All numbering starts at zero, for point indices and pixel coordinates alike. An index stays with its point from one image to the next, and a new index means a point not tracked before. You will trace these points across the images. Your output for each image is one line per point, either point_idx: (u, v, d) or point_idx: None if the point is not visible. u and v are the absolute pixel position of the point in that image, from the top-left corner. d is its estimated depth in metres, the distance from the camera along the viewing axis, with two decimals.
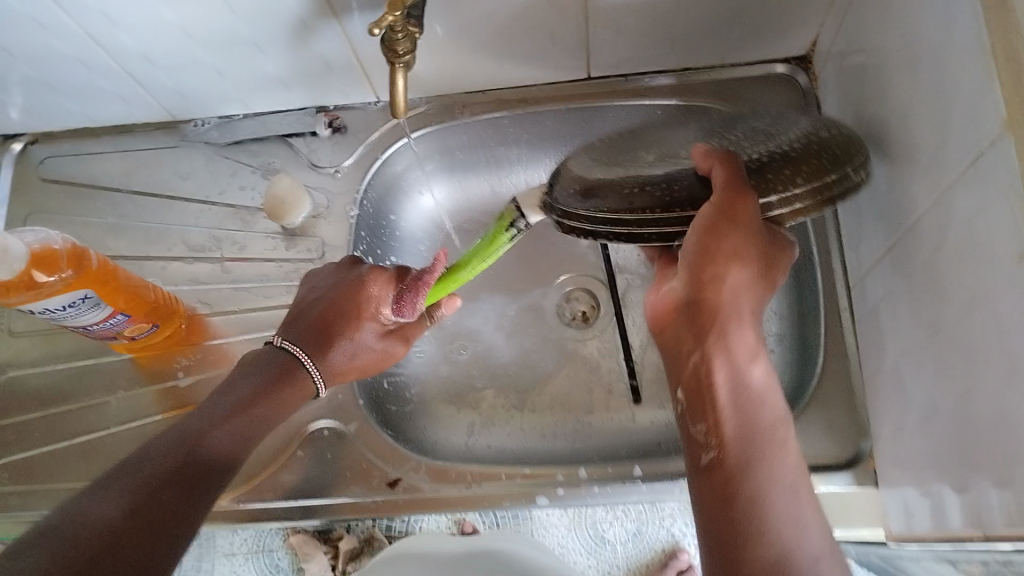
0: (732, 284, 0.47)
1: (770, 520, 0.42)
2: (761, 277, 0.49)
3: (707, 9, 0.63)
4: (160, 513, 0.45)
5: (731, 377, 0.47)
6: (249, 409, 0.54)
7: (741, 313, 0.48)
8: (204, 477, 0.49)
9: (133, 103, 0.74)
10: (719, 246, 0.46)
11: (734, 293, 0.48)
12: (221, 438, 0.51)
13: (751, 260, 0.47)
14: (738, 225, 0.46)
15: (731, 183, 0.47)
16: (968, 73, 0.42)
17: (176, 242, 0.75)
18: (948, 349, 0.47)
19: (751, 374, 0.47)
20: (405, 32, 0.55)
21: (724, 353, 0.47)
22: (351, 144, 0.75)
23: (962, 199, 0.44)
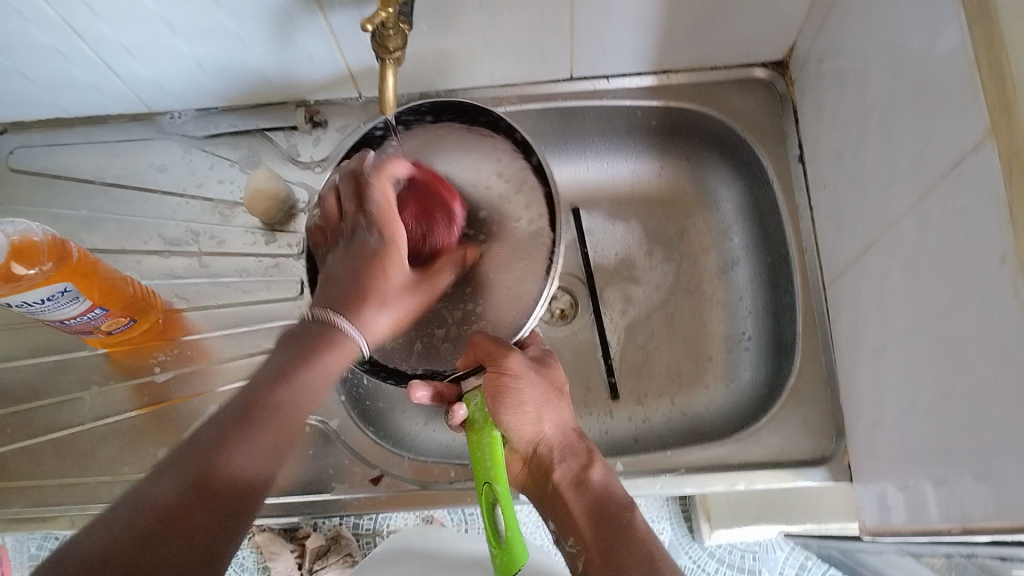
0: (542, 418, 0.55)
1: (651, 546, 0.51)
2: (551, 387, 0.57)
3: (690, 13, 0.65)
4: (202, 516, 0.41)
5: (573, 481, 0.55)
6: (295, 395, 0.47)
7: (563, 433, 0.57)
8: (252, 485, 0.44)
9: (109, 94, 0.72)
10: (510, 399, 0.53)
11: (552, 425, 0.56)
12: (264, 441, 0.45)
13: (557, 412, 0.57)
14: (525, 380, 0.54)
15: (496, 357, 0.53)
16: (949, 82, 0.44)
17: (152, 236, 0.74)
18: (925, 347, 0.48)
19: (594, 473, 0.55)
20: (397, 29, 0.55)
21: (563, 463, 0.56)
22: (332, 140, 0.75)
23: (943, 202, 0.45)
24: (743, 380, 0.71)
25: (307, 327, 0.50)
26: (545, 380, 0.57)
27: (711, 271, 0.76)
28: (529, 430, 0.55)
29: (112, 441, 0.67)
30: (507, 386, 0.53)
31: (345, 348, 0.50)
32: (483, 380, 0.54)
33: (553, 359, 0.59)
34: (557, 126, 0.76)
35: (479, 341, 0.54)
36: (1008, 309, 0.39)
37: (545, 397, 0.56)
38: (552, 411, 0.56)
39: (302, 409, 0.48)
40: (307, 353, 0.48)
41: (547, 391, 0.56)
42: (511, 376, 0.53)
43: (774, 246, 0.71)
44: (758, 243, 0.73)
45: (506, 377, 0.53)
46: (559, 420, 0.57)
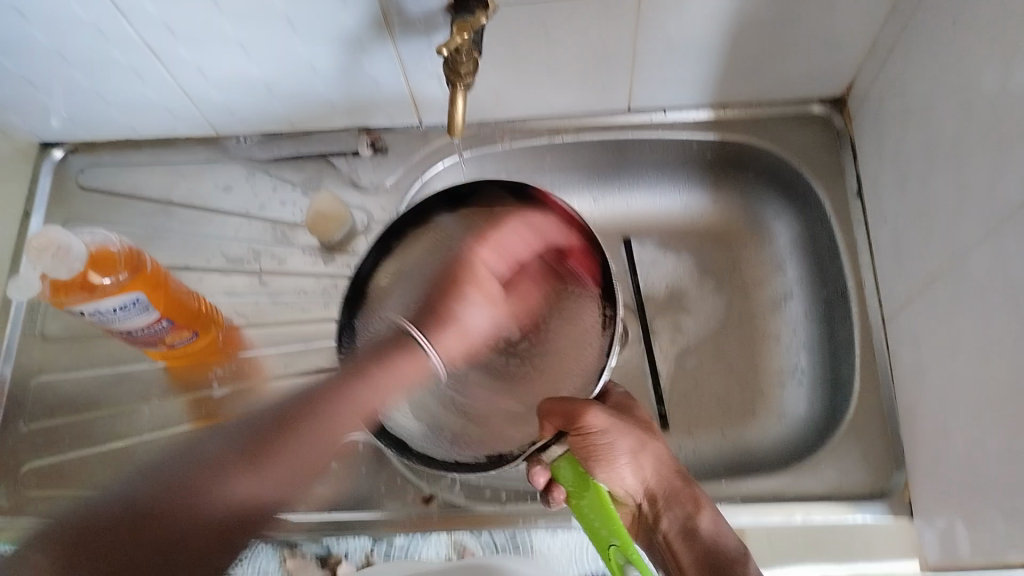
0: (640, 461, 0.55)
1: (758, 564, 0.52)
2: (644, 436, 0.56)
3: (750, 47, 0.66)
4: (170, 529, 0.48)
5: (682, 526, 0.54)
6: (298, 440, 0.53)
7: (662, 474, 0.56)
8: (233, 512, 0.50)
9: (180, 115, 0.75)
10: (604, 454, 0.53)
11: (649, 465, 0.56)
12: (278, 467, 0.52)
13: (654, 454, 0.56)
14: (614, 431, 0.53)
15: (568, 407, 0.53)
16: (1020, 112, 0.45)
17: (214, 254, 0.75)
18: (996, 379, 0.48)
19: (701, 519, 0.54)
20: (469, 55, 0.57)
21: (670, 512, 0.55)
22: (391, 165, 0.76)
23: (1016, 231, 0.45)
24: (795, 413, 0.70)
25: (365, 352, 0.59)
26: (630, 425, 0.56)
27: (763, 303, 0.76)
28: (633, 479, 0.55)
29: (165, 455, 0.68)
30: (598, 444, 0.53)
31: (420, 359, 0.61)
32: (568, 439, 0.54)
33: (636, 405, 0.61)
34: (612, 157, 0.78)
35: (555, 408, 0.53)
36: None
37: (639, 437, 0.55)
38: (648, 454, 0.56)
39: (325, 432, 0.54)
40: (368, 369, 0.57)
41: (642, 434, 0.56)
42: (598, 431, 0.53)
43: (830, 280, 0.71)
44: (814, 278, 0.73)
45: (591, 436, 0.53)
46: (654, 458, 0.56)
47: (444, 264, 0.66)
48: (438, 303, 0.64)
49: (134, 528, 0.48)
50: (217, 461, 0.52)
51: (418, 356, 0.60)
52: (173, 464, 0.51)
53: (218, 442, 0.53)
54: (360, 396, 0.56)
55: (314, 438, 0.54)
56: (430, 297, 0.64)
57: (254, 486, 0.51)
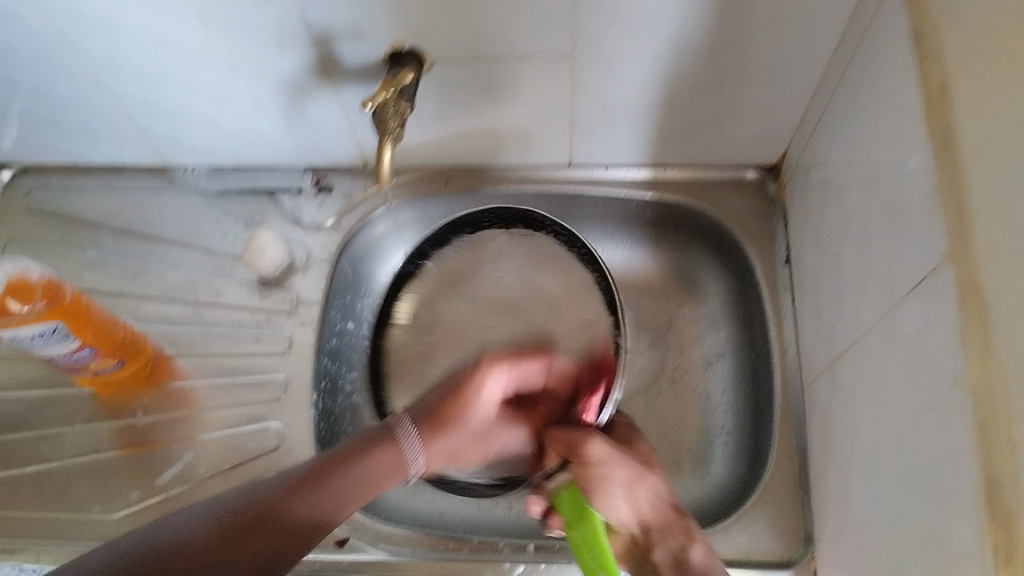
0: (638, 493, 0.56)
1: None
2: (641, 470, 0.57)
3: (686, 113, 0.67)
4: (206, 559, 0.44)
5: (672, 556, 0.53)
6: (336, 469, 0.52)
7: (663, 509, 0.55)
8: (298, 528, 0.49)
9: (128, 144, 0.75)
10: (605, 487, 0.55)
11: (647, 498, 0.56)
12: (333, 488, 0.51)
13: (651, 488, 0.56)
14: (611, 463, 0.56)
15: (573, 433, 0.59)
16: (915, 202, 0.46)
17: (152, 283, 0.76)
18: (887, 459, 0.48)
19: (692, 551, 0.53)
20: (397, 109, 0.59)
21: (663, 543, 0.54)
22: (334, 205, 0.77)
23: (908, 318, 0.46)
24: (716, 473, 0.70)
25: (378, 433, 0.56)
26: (634, 460, 0.57)
27: (694, 361, 0.76)
28: (627, 508, 0.55)
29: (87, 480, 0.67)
30: (596, 471, 0.56)
31: (397, 456, 0.56)
32: (573, 471, 0.57)
33: (639, 438, 0.61)
34: (555, 210, 0.79)
35: (555, 435, 0.59)
36: (958, 428, 0.40)
37: (639, 469, 0.57)
38: (646, 485, 0.56)
39: (370, 488, 0.53)
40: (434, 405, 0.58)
41: (641, 467, 0.57)
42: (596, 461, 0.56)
43: (756, 342, 0.72)
44: (743, 340, 0.74)
45: (588, 465, 0.56)
46: (655, 489, 0.56)
47: (449, 387, 0.60)
48: (445, 408, 0.59)
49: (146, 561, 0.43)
50: (257, 512, 0.47)
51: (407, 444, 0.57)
52: (265, 486, 0.50)
53: (277, 479, 0.51)
54: (399, 459, 0.56)
55: (367, 486, 0.53)
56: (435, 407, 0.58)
57: (317, 505, 0.50)
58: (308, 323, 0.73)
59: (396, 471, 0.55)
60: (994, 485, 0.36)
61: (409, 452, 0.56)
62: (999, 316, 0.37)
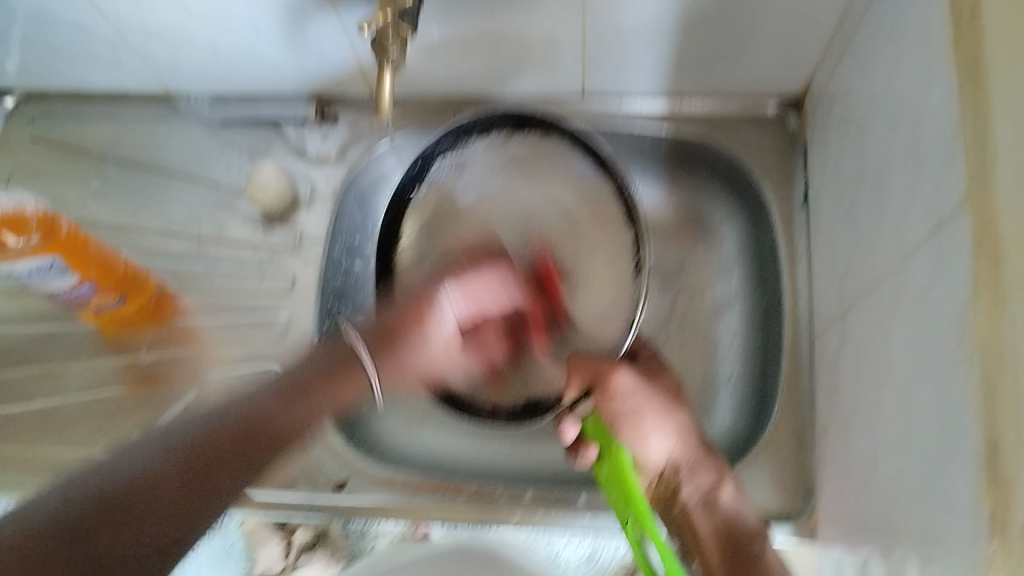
0: (670, 431, 0.57)
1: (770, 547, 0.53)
2: (673, 404, 0.59)
3: (704, 42, 0.64)
4: (167, 483, 0.44)
5: (704, 497, 0.56)
6: (284, 408, 0.52)
7: (694, 450, 0.57)
8: (252, 459, 0.48)
9: (128, 71, 0.73)
10: (641, 423, 0.56)
11: (681, 439, 0.57)
12: (270, 427, 0.50)
13: (681, 426, 0.58)
14: (633, 394, 0.57)
15: (606, 372, 0.59)
16: (935, 142, 0.43)
17: (155, 215, 0.75)
18: (889, 414, 0.47)
19: (723, 492, 0.56)
20: (397, 31, 0.55)
21: (690, 483, 0.56)
22: (339, 137, 0.75)
23: (920, 266, 0.44)
24: (722, 420, 0.70)
25: (326, 364, 0.55)
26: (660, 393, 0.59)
27: (705, 303, 0.74)
28: (658, 449, 0.56)
29: (93, 416, 0.68)
30: (618, 403, 0.57)
31: (361, 378, 0.56)
32: (606, 405, 0.57)
33: (667, 372, 0.62)
34: None
35: (583, 364, 0.60)
36: (962, 388, 0.38)
37: (661, 405, 0.58)
38: (676, 420, 0.58)
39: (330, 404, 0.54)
40: (343, 356, 0.56)
41: (667, 401, 0.58)
42: (615, 394, 0.57)
43: (771, 288, 0.70)
44: (757, 283, 0.72)
45: (610, 397, 0.57)
46: (684, 427, 0.58)
47: (413, 298, 0.60)
48: (406, 332, 0.58)
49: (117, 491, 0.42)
50: (215, 442, 0.47)
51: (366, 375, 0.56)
52: (215, 418, 0.49)
53: (226, 408, 0.50)
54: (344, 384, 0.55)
55: (311, 399, 0.53)
56: (408, 302, 0.59)
57: (267, 440, 0.50)
58: (313, 261, 0.73)
59: (331, 395, 0.54)
60: (993, 450, 0.35)
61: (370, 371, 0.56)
62: (1011, 273, 0.35)
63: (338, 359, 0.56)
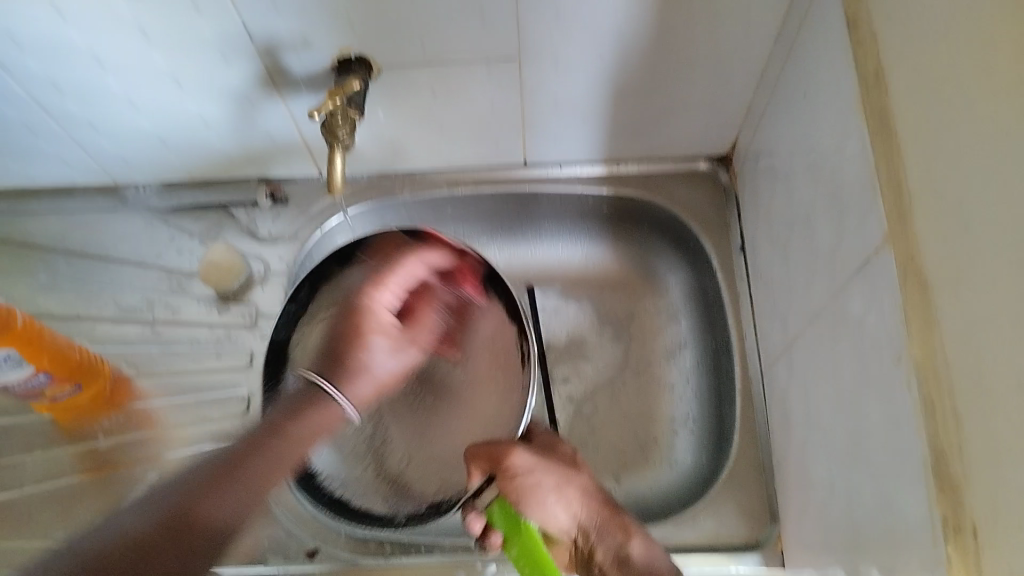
0: (569, 495, 0.56)
1: None
2: (568, 470, 0.57)
3: (635, 109, 0.68)
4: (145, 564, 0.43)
5: (615, 555, 0.55)
6: (251, 466, 0.51)
7: (599, 510, 0.56)
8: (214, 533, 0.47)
9: (76, 166, 0.74)
10: (537, 496, 0.54)
11: (579, 501, 0.56)
12: (232, 495, 0.49)
13: (581, 487, 0.57)
14: (536, 470, 0.55)
15: (500, 453, 0.56)
16: (854, 186, 0.47)
17: (107, 303, 0.75)
18: (842, 440, 0.50)
19: (632, 546, 0.55)
20: (345, 117, 0.58)
21: (602, 544, 0.55)
22: (290, 216, 0.77)
23: (854, 298, 0.47)
24: (685, 465, 0.71)
25: (285, 412, 0.55)
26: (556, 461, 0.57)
27: (657, 353, 0.76)
28: (563, 514, 0.55)
29: (52, 506, 0.67)
30: (528, 483, 0.54)
31: (333, 409, 0.58)
32: (504, 484, 0.55)
33: (562, 443, 0.61)
34: (513, 210, 0.79)
35: (478, 453, 0.57)
36: (905, 407, 0.41)
37: (559, 473, 0.56)
38: (574, 486, 0.56)
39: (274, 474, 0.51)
40: (299, 407, 0.56)
41: (564, 469, 0.57)
42: (519, 471, 0.55)
43: (718, 334, 0.73)
44: (704, 329, 0.75)
45: (512, 476, 0.55)
46: (585, 489, 0.57)
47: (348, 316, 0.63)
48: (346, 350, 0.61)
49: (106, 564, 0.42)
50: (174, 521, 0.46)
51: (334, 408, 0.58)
52: (169, 499, 0.47)
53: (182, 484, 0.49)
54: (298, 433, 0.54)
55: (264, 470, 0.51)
56: (337, 332, 0.62)
57: (227, 505, 0.48)
58: (271, 338, 0.73)
59: (287, 459, 0.52)
60: (940, 459, 0.37)
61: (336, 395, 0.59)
62: (938, 297, 0.38)
63: (274, 422, 0.54)
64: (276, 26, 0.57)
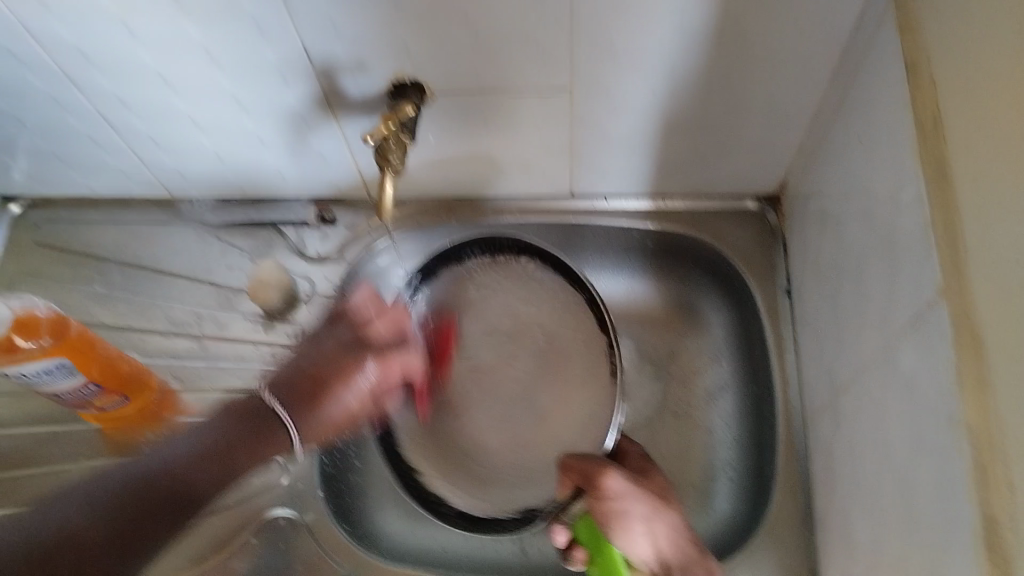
0: (655, 530, 0.55)
1: None
2: (657, 502, 0.57)
3: (685, 145, 0.68)
4: (129, 537, 0.50)
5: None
6: (235, 450, 0.56)
7: (680, 547, 0.56)
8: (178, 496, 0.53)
9: (135, 179, 0.76)
10: (623, 517, 0.54)
11: (664, 534, 0.56)
12: (201, 471, 0.55)
13: (668, 521, 0.56)
14: (628, 496, 0.55)
15: (593, 469, 0.56)
16: (907, 236, 0.46)
17: (158, 316, 0.77)
18: (887, 494, 0.48)
19: None
20: (398, 143, 0.59)
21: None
22: (339, 237, 0.78)
23: (904, 350, 0.46)
24: (722, 509, 0.70)
25: (244, 434, 0.57)
26: (647, 491, 0.57)
27: (696, 392, 0.75)
28: (644, 547, 0.55)
29: None
30: (615, 505, 0.55)
31: (279, 443, 0.58)
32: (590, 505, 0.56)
33: (654, 470, 0.62)
34: (557, 241, 0.79)
35: (571, 466, 0.57)
36: (955, 466, 0.40)
37: (651, 504, 0.56)
38: (664, 520, 0.56)
39: (248, 455, 0.57)
40: (241, 436, 0.57)
41: (654, 501, 0.57)
42: (613, 494, 0.55)
43: (759, 376, 0.71)
44: (745, 371, 0.73)
45: (604, 498, 0.55)
46: (671, 527, 0.56)
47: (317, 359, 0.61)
48: (330, 387, 0.60)
49: (77, 549, 0.48)
50: (142, 508, 0.51)
51: (287, 437, 0.58)
52: (118, 490, 0.51)
53: (155, 459, 0.55)
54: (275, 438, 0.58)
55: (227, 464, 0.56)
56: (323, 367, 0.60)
57: (201, 470, 0.55)
58: None
59: (239, 454, 0.56)
60: (994, 522, 0.36)
61: (292, 428, 0.58)
62: (992, 356, 0.37)
63: (228, 440, 0.56)
64: (334, 51, 0.58)
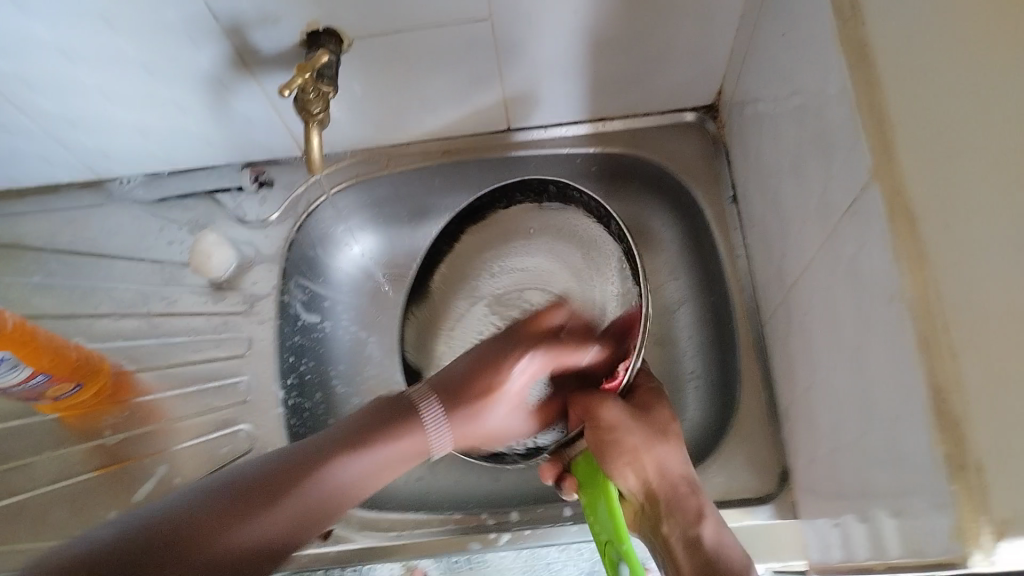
0: (642, 464, 0.53)
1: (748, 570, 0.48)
2: (655, 434, 0.54)
3: (615, 65, 0.67)
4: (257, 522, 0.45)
5: (682, 535, 0.50)
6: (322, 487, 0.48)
7: (670, 481, 0.53)
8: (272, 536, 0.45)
9: (57, 162, 0.73)
10: (612, 434, 0.53)
11: (654, 470, 0.53)
12: (320, 492, 0.48)
13: (659, 457, 0.53)
14: (621, 428, 0.53)
15: (594, 398, 0.55)
16: (837, 126, 0.46)
17: (103, 300, 0.75)
18: (843, 383, 0.49)
19: (703, 528, 0.50)
20: (318, 92, 0.58)
21: (671, 517, 0.51)
22: (278, 199, 0.76)
23: (846, 239, 0.46)
24: (693, 418, 0.70)
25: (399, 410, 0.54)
26: (648, 427, 0.54)
27: (655, 309, 0.76)
28: (630, 476, 0.52)
29: (64, 505, 0.67)
30: (607, 437, 0.53)
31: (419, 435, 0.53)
32: (590, 432, 0.54)
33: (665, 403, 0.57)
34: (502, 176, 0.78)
35: (576, 400, 0.56)
36: (901, 343, 0.40)
37: (647, 441, 0.53)
38: (653, 455, 0.53)
39: (317, 488, 0.48)
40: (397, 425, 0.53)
41: (652, 436, 0.54)
42: (607, 426, 0.54)
43: (715, 285, 0.72)
44: (700, 283, 0.74)
45: (601, 429, 0.54)
46: (664, 463, 0.53)
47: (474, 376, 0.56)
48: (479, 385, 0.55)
49: (265, 490, 0.46)
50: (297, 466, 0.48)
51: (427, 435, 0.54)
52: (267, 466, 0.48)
53: (286, 455, 0.49)
54: (389, 454, 0.51)
55: (288, 506, 0.46)
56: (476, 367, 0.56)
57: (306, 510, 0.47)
58: (268, 321, 0.73)
59: (307, 484, 0.47)
60: (940, 394, 0.36)
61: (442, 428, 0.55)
62: (929, 230, 0.37)
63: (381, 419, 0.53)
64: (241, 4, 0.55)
